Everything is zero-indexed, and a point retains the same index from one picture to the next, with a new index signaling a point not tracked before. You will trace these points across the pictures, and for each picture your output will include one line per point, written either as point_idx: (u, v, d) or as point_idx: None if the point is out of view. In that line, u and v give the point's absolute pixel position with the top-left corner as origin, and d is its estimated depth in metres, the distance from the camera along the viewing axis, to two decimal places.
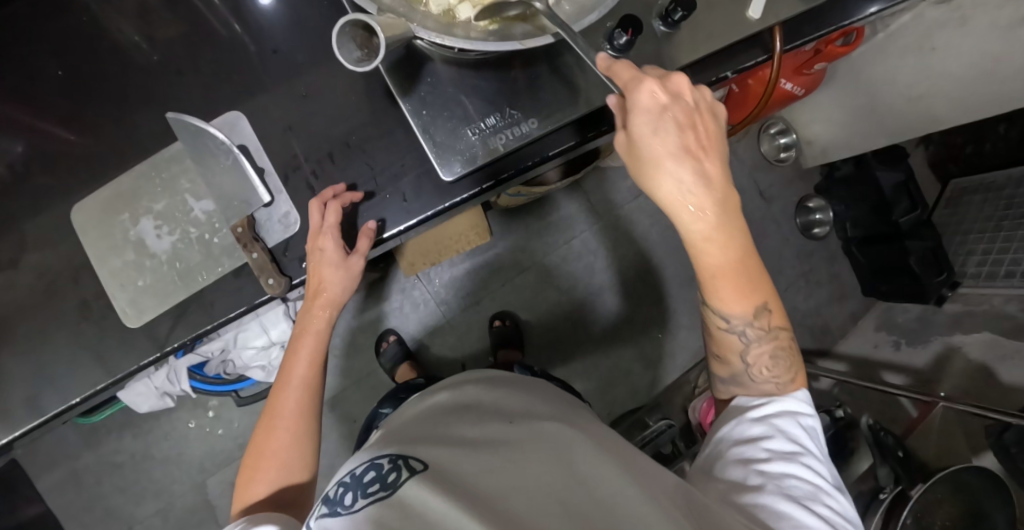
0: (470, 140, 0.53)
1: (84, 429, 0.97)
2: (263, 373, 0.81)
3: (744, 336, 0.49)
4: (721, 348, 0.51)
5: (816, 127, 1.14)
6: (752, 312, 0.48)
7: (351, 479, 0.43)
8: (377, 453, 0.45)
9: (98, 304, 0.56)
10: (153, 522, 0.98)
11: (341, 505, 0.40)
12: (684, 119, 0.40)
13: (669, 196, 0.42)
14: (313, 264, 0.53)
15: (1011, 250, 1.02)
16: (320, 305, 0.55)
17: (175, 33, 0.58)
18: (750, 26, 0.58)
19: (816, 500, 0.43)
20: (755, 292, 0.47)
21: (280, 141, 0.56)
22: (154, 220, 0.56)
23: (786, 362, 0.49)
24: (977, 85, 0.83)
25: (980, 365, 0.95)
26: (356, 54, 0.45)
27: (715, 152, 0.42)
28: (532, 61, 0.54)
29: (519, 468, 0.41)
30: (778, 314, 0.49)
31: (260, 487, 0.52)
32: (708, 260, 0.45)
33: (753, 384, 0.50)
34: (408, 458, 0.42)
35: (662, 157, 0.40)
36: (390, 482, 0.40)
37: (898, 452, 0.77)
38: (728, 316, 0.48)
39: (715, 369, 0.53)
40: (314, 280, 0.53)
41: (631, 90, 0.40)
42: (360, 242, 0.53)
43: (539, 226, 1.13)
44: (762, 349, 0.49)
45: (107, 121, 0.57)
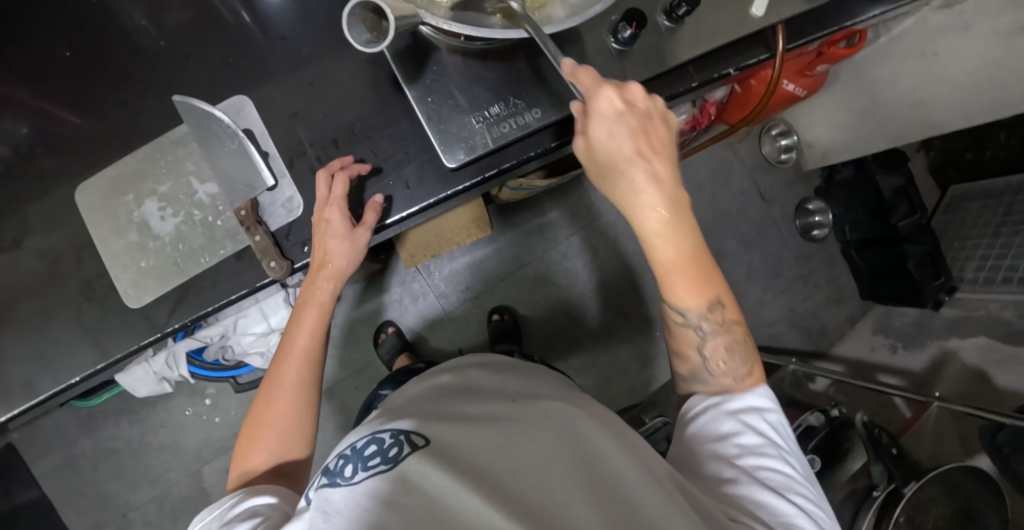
0: (473, 128, 0.53)
1: (81, 414, 0.97)
2: (261, 361, 0.81)
3: (700, 329, 0.50)
4: (680, 343, 0.51)
5: (818, 129, 1.14)
6: (705, 305, 0.49)
7: (351, 453, 0.43)
8: (380, 425, 0.45)
9: (100, 285, 0.56)
10: (148, 509, 0.98)
11: (341, 476, 0.40)
12: (637, 125, 0.43)
13: (626, 197, 0.44)
14: (320, 236, 0.52)
15: (1009, 256, 1.02)
16: (325, 277, 0.54)
17: (183, 18, 0.58)
18: (754, 23, 0.59)
19: (791, 490, 0.43)
20: (706, 285, 0.48)
21: (285, 125, 0.56)
22: (158, 202, 0.56)
23: (743, 357, 0.50)
24: (979, 91, 0.84)
25: (975, 368, 0.96)
26: (366, 36, 0.45)
27: (666, 155, 0.44)
28: (536, 52, 0.54)
29: (519, 440, 0.42)
30: (731, 306, 0.50)
31: (259, 456, 0.51)
32: (661, 255, 0.46)
33: (710, 379, 0.51)
34: (410, 434, 0.42)
35: (620, 159, 0.43)
36: (391, 456, 0.40)
37: (892, 450, 0.77)
38: (682, 310, 0.49)
39: (677, 367, 0.53)
40: (319, 252, 0.52)
41: (589, 98, 0.42)
42: (367, 215, 0.53)
43: (540, 223, 1.13)
44: (717, 342, 0.50)
45: (113, 104, 0.57)
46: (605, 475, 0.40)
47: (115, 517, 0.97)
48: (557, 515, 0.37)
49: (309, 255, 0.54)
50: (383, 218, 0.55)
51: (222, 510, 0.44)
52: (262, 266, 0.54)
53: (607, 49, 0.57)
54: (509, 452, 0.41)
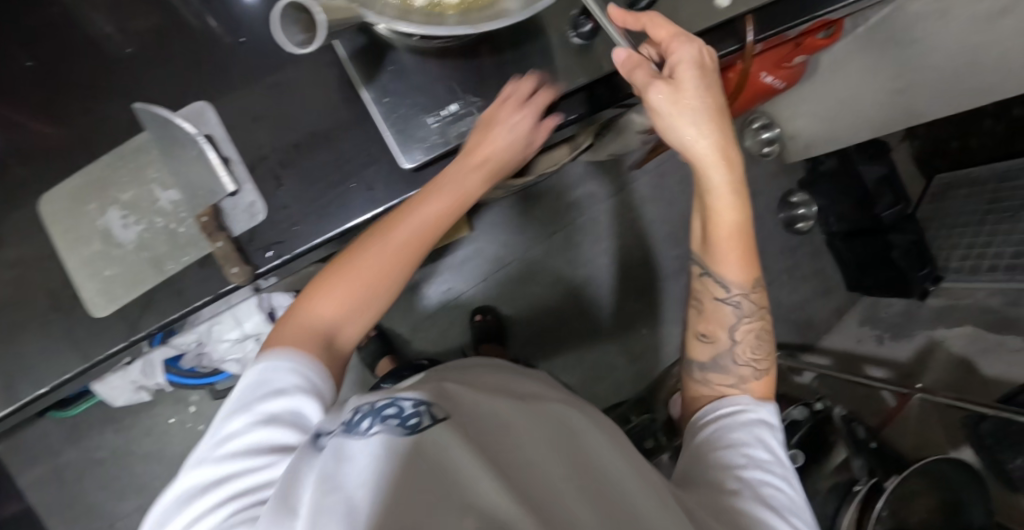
0: (431, 128, 0.53)
1: (65, 424, 0.97)
2: (238, 367, 0.81)
3: (736, 306, 0.56)
4: (710, 323, 0.57)
5: (800, 121, 1.13)
6: (749, 284, 0.56)
7: (369, 410, 0.42)
8: (400, 392, 0.44)
9: (66, 294, 0.56)
10: (136, 517, 0.98)
11: (358, 430, 0.40)
12: (712, 88, 0.48)
13: (692, 139, 0.48)
14: (492, 118, 0.52)
15: (994, 243, 1.01)
16: (472, 165, 0.51)
17: (147, 26, 0.58)
18: (720, 13, 0.62)
19: (791, 511, 0.47)
20: (749, 264, 0.55)
21: (246, 130, 0.55)
22: (120, 210, 0.55)
23: (763, 350, 0.57)
24: (961, 78, 0.83)
25: (962, 357, 0.98)
26: (298, 37, 0.44)
27: (730, 124, 0.50)
28: (499, 47, 0.55)
29: (527, 430, 0.41)
30: (762, 298, 0.58)
31: (326, 304, 0.50)
32: (721, 213, 0.52)
33: (732, 367, 0.56)
34: (429, 406, 0.41)
35: (696, 108, 0.47)
36: (411, 422, 0.40)
37: (871, 445, 0.81)
38: (726, 283, 0.56)
39: (692, 350, 0.58)
40: (480, 137, 0.51)
41: (675, 48, 0.47)
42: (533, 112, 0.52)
43: (523, 223, 1.13)
44: (749, 325, 0.56)
45: (76, 112, 0.57)
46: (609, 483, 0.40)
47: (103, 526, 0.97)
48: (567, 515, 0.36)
49: (272, 260, 0.54)
50: (344, 222, 0.54)
51: (255, 402, 0.44)
52: (224, 272, 0.54)
53: (568, 44, 0.55)
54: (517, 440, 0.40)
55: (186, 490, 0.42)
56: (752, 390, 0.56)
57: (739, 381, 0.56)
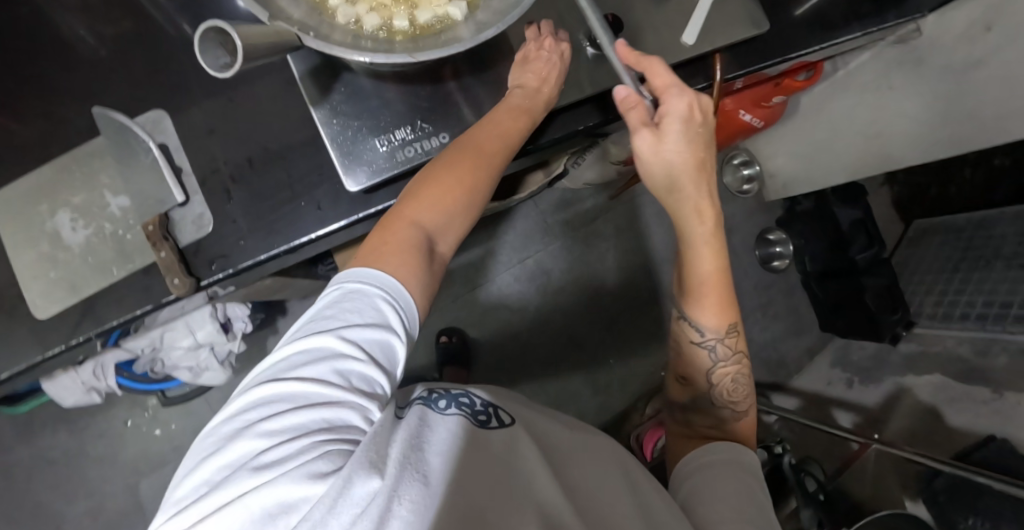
0: (377, 152, 0.53)
1: (19, 421, 0.96)
2: (191, 375, 0.81)
3: (713, 350, 0.56)
4: (690, 364, 0.58)
5: (778, 159, 1.14)
6: (724, 329, 0.55)
7: (441, 392, 0.43)
8: (472, 387, 0.46)
9: (8, 294, 0.56)
10: (82, 521, 0.96)
11: (437, 404, 0.41)
12: (698, 137, 0.48)
13: (668, 186, 0.49)
14: (538, 62, 0.53)
15: (965, 292, 1.01)
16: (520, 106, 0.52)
17: (114, 31, 0.59)
18: (686, 51, 0.64)
19: None
20: (725, 306, 0.54)
21: (201, 142, 0.56)
22: (70, 213, 0.55)
23: (745, 389, 0.57)
24: (935, 127, 0.84)
25: (928, 406, 0.95)
26: (223, 60, 0.38)
27: (707, 168, 0.50)
28: (455, 72, 0.56)
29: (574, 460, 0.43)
30: (743, 337, 0.57)
31: (429, 213, 0.48)
32: (699, 264, 0.53)
33: (711, 407, 0.57)
34: (499, 410, 0.44)
35: (676, 157, 0.48)
36: (483, 417, 0.41)
37: (820, 496, 0.83)
38: (702, 328, 0.55)
39: (677, 387, 0.60)
40: (534, 74, 0.53)
41: (666, 96, 0.46)
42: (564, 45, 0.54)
43: (498, 246, 1.13)
44: (727, 368, 0.57)
45: (35, 113, 0.57)
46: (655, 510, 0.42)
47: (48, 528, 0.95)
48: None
49: (217, 273, 0.54)
50: (292, 238, 0.55)
51: (333, 298, 0.42)
52: (166, 282, 0.53)
53: None
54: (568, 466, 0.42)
55: (246, 402, 0.37)
56: (733, 431, 0.57)
57: (719, 422, 0.57)
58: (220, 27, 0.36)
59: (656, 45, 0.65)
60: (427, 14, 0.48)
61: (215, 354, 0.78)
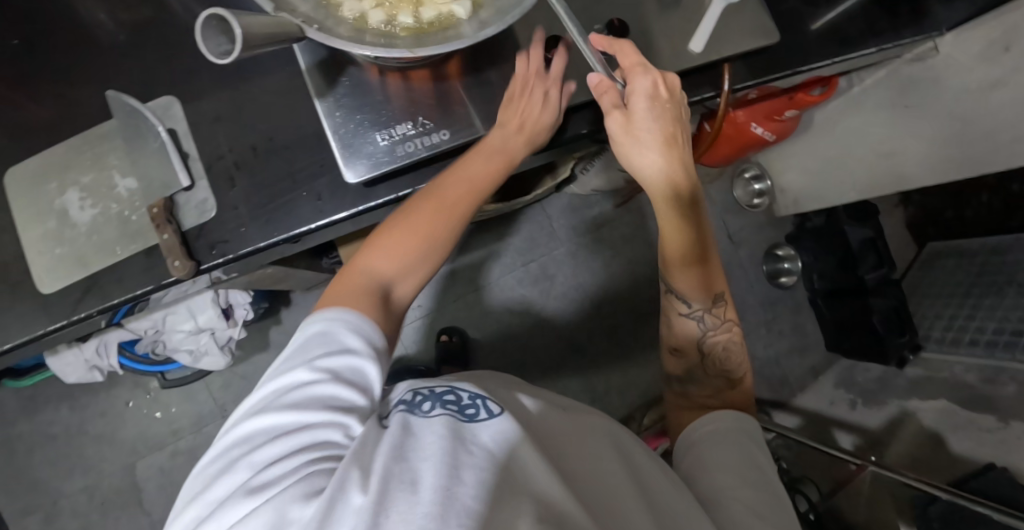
0: (378, 146, 0.53)
1: (24, 395, 0.97)
2: (191, 358, 0.82)
3: (701, 320, 0.58)
4: (680, 337, 0.59)
5: (790, 175, 1.13)
6: (710, 300, 0.57)
7: (427, 393, 0.41)
8: (459, 382, 0.43)
9: (15, 268, 0.57)
10: (78, 499, 0.97)
11: (420, 409, 0.39)
12: (671, 118, 0.49)
13: (643, 172, 0.51)
14: (515, 92, 0.54)
15: (976, 317, 0.98)
16: (494, 153, 0.54)
17: (133, 18, 0.60)
18: (692, 59, 0.64)
19: None
20: (711, 281, 0.57)
21: (207, 129, 0.56)
22: (79, 192, 0.56)
23: (737, 357, 0.58)
24: (948, 148, 0.83)
25: (931, 432, 0.93)
26: (223, 46, 0.38)
27: (683, 147, 0.51)
28: (459, 71, 0.56)
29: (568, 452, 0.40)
30: (731, 306, 0.59)
31: (384, 262, 0.52)
32: (673, 236, 0.54)
33: (705, 378, 0.58)
34: (486, 399, 0.40)
35: (648, 138, 0.49)
36: (469, 411, 0.39)
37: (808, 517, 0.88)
38: (689, 301, 0.57)
39: (669, 363, 0.60)
40: (504, 115, 0.54)
41: (635, 76, 0.49)
42: (557, 62, 0.54)
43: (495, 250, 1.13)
44: (716, 337, 0.58)
45: (51, 94, 0.59)
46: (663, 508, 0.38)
47: (44, 503, 0.96)
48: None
49: (217, 258, 0.55)
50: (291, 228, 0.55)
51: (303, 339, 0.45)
52: (168, 264, 0.54)
53: None
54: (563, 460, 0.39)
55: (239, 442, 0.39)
56: (730, 400, 0.56)
57: (713, 393, 0.56)
58: (223, 15, 0.36)
59: (662, 52, 0.64)
60: (430, 11, 0.48)
61: (215, 339, 0.79)
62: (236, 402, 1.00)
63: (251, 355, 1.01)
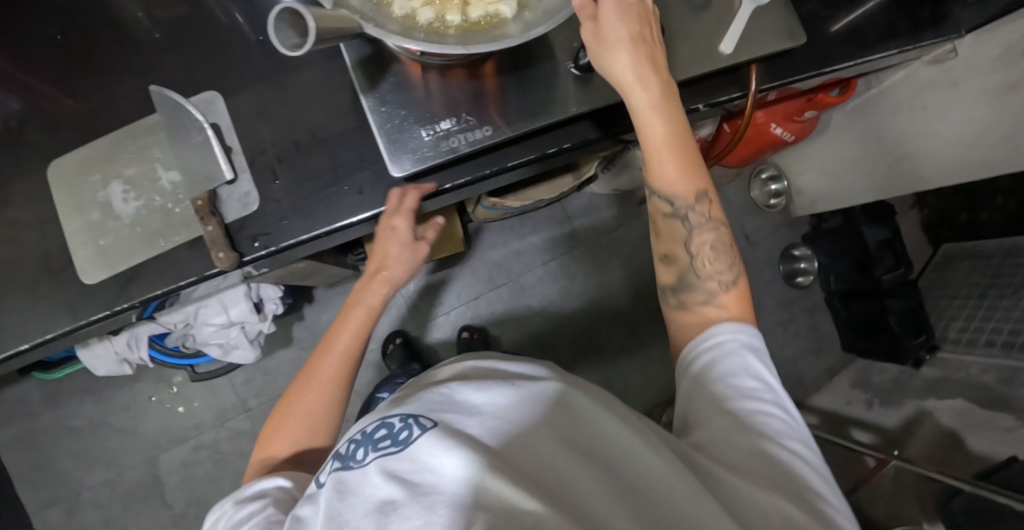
0: (422, 141, 0.55)
1: (48, 388, 0.98)
2: (220, 351, 0.82)
3: (687, 220, 0.52)
4: (667, 242, 0.54)
5: (807, 176, 1.14)
6: (695, 196, 0.51)
7: (361, 436, 0.39)
8: (392, 408, 0.40)
9: (59, 258, 0.58)
10: (99, 492, 0.98)
11: (354, 459, 0.37)
12: (637, 17, 0.48)
13: (623, 78, 0.48)
14: (380, 241, 0.59)
15: (994, 318, 0.99)
16: (379, 281, 0.61)
17: (174, 15, 0.61)
18: (722, 59, 0.65)
19: (790, 436, 0.43)
20: (695, 170, 0.51)
21: (250, 124, 0.57)
22: (123, 184, 0.57)
23: (727, 260, 0.53)
24: (964, 150, 0.84)
25: (949, 431, 0.93)
26: (292, 40, 0.39)
27: (656, 48, 0.49)
28: (498, 70, 0.57)
29: (520, 421, 0.38)
30: (717, 206, 0.53)
31: (289, 440, 0.54)
32: (655, 134, 0.49)
33: (698, 283, 0.52)
34: (420, 416, 0.37)
35: (620, 40, 0.47)
36: (402, 439, 0.36)
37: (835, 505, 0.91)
38: (672, 200, 0.52)
39: (662, 279, 0.54)
40: (380, 255, 0.60)
41: None
42: (426, 233, 0.62)
43: (447, 276, 1.13)
44: (705, 238, 0.53)
45: (95, 88, 0.60)
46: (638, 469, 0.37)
47: (66, 495, 0.97)
48: (592, 507, 0.33)
49: (258, 250, 0.56)
50: (335, 220, 0.56)
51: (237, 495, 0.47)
52: (211, 256, 0.55)
53: (565, 75, 0.57)
54: (516, 435, 0.37)
55: None
56: (725, 304, 0.51)
57: (708, 298, 0.51)
58: (297, 10, 0.38)
59: (693, 51, 0.65)
60: (478, 9, 0.49)
61: (244, 333, 0.79)
62: (258, 397, 1.01)
63: (274, 351, 1.02)
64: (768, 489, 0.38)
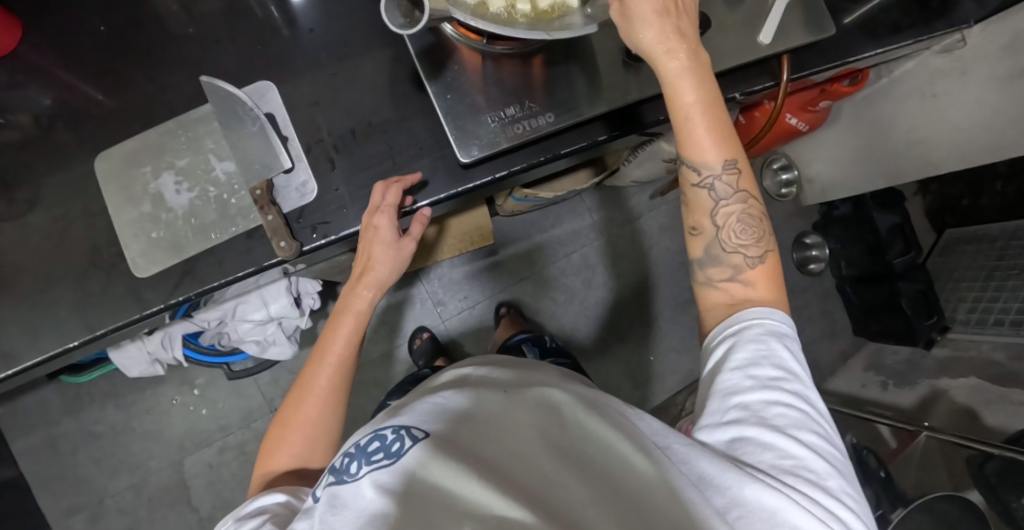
0: (489, 127, 0.56)
1: (68, 394, 0.96)
2: (257, 348, 0.82)
3: (714, 191, 0.50)
4: (693, 213, 0.51)
5: (817, 165, 1.17)
6: (722, 166, 0.49)
7: (355, 450, 0.39)
8: (385, 422, 0.41)
9: (110, 252, 0.57)
10: (125, 497, 0.96)
11: (348, 473, 0.37)
12: None
13: (650, 46, 0.47)
14: (366, 239, 0.54)
15: (1001, 298, 1.04)
16: (365, 284, 0.56)
17: (216, 6, 0.60)
18: (760, 49, 0.67)
19: (803, 427, 0.41)
20: (726, 139, 0.49)
21: (306, 114, 0.58)
22: (175, 176, 0.57)
23: (754, 233, 0.50)
24: (975, 135, 0.88)
25: (965, 407, 0.97)
26: (400, 20, 0.47)
27: (687, 16, 0.48)
28: (554, 58, 0.58)
29: (507, 425, 0.39)
30: (747, 178, 0.50)
31: (285, 459, 0.52)
32: (685, 98, 0.47)
33: (723, 256, 0.50)
34: (411, 428, 0.38)
35: (647, 11, 0.46)
36: (394, 451, 0.37)
37: (880, 473, 0.97)
38: (699, 167, 0.49)
39: (690, 252, 0.52)
40: (364, 254, 0.55)
41: None
42: (415, 227, 0.56)
43: (407, 295, 1.14)
44: (732, 210, 0.50)
45: (140, 80, 0.59)
46: (621, 472, 0.37)
47: (91, 502, 0.95)
48: (580, 513, 0.33)
49: (319, 240, 0.56)
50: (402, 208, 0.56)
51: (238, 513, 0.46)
52: (271, 245, 0.55)
53: (614, 62, 0.58)
54: (504, 441, 0.38)
55: None
56: (751, 281, 0.49)
57: (734, 272, 0.50)
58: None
59: (731, 40, 0.67)
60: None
61: (281, 328, 0.79)
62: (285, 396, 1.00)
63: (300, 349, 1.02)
64: (782, 491, 0.36)
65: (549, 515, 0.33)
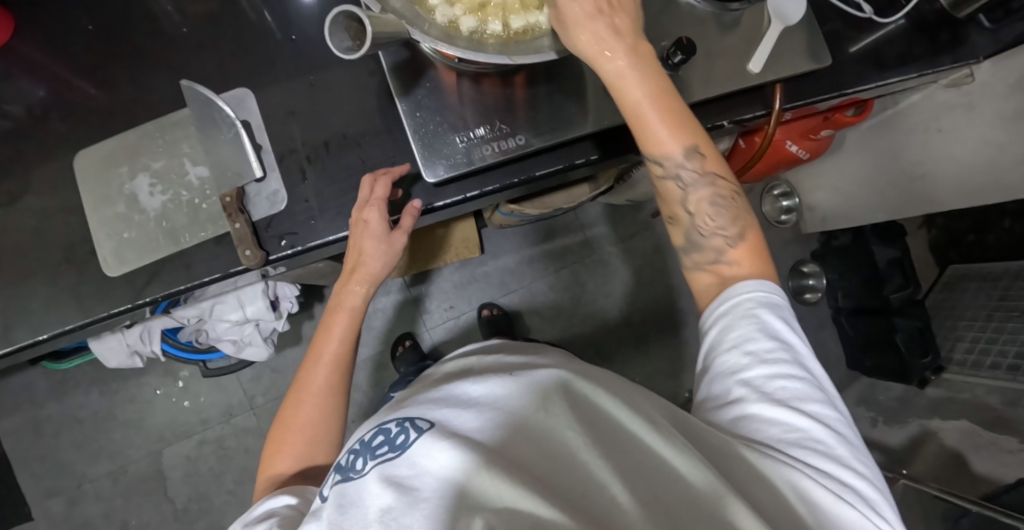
0: (456, 147, 0.56)
1: (54, 379, 1.00)
2: (233, 347, 0.83)
3: (682, 182, 0.48)
4: (668, 205, 0.50)
5: (819, 194, 1.16)
6: (686, 153, 0.47)
7: (360, 446, 0.37)
8: (391, 412, 0.38)
9: (82, 250, 0.57)
10: (103, 483, 1.00)
11: (354, 470, 0.35)
12: None
13: (589, 48, 0.44)
14: (355, 235, 0.55)
15: (998, 341, 1.00)
16: (357, 280, 0.56)
17: (206, 10, 0.61)
18: (751, 77, 0.65)
19: (816, 402, 0.41)
20: (683, 127, 0.46)
21: (282, 123, 0.58)
22: (150, 178, 0.57)
23: (729, 213, 0.48)
24: (978, 173, 0.85)
25: (954, 451, 0.95)
26: (347, 44, 0.45)
27: (624, 9, 0.45)
28: (533, 79, 0.57)
29: (518, 410, 0.35)
30: (714, 157, 0.48)
31: (288, 461, 0.52)
32: (636, 98, 0.45)
33: (703, 242, 0.49)
34: (414, 418, 0.35)
35: (579, 15, 0.44)
36: (399, 444, 0.34)
37: None
38: (663, 163, 0.47)
39: (673, 241, 0.51)
40: (355, 251, 0.54)
41: None
42: (404, 219, 0.55)
43: (424, 291, 1.16)
44: (702, 196, 0.48)
45: (125, 79, 0.60)
46: (643, 458, 0.34)
47: (69, 485, 0.99)
48: (603, 501, 0.31)
49: (285, 249, 0.56)
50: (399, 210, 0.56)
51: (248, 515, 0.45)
52: (237, 253, 0.56)
53: (595, 86, 0.57)
54: (514, 423, 0.34)
55: None
56: (735, 260, 0.47)
57: (717, 256, 0.48)
58: (350, 11, 0.43)
59: (722, 66, 0.65)
60: (519, 20, 0.49)
61: (258, 329, 0.80)
62: (265, 394, 1.04)
63: (283, 348, 1.04)
64: (791, 465, 0.37)
65: (573, 509, 0.30)
